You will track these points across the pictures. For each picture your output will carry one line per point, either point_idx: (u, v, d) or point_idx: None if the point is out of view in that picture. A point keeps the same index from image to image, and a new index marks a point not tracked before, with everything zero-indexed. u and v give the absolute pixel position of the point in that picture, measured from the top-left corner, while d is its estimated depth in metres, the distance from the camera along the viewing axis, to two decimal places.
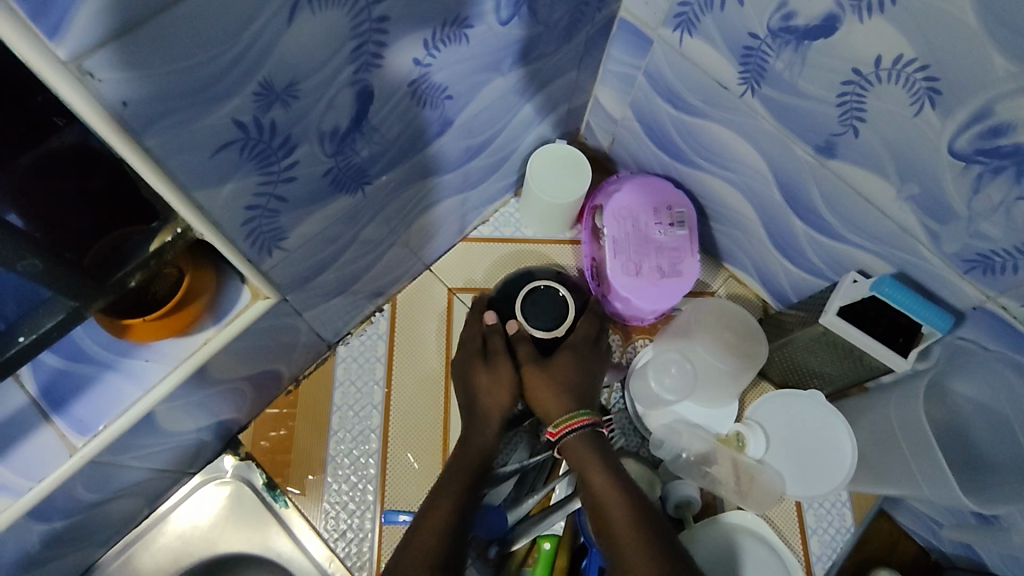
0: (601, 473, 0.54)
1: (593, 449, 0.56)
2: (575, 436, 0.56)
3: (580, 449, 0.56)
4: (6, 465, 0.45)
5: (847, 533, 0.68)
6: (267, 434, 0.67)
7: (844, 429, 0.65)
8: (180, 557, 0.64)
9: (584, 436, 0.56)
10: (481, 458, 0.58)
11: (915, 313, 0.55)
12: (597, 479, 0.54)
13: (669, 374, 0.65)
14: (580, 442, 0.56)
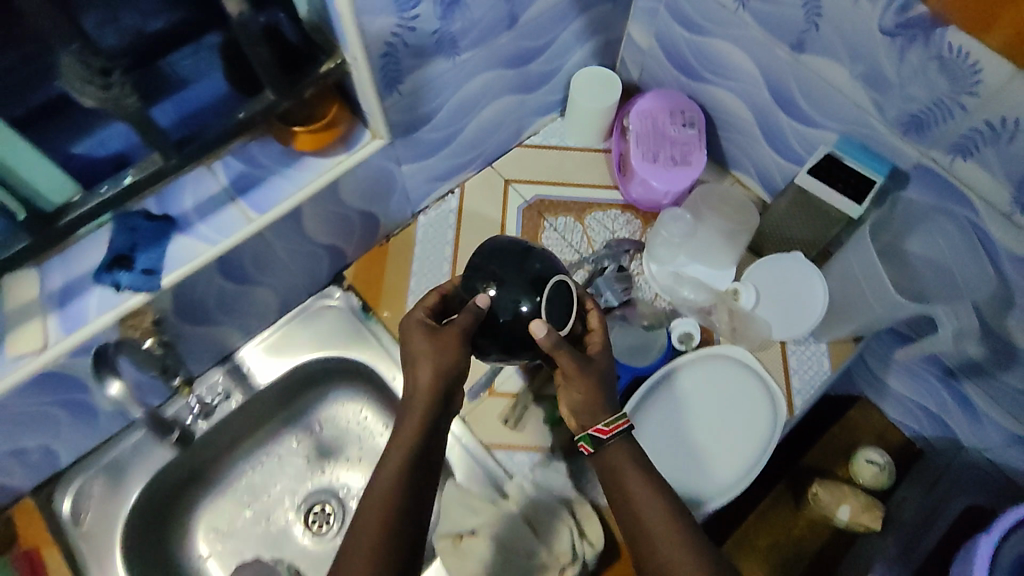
0: (638, 475, 0.56)
1: (630, 456, 0.57)
2: (616, 441, 0.57)
3: (620, 457, 0.57)
4: (207, 225, 0.66)
5: (823, 375, 0.83)
6: (364, 273, 0.88)
7: (818, 281, 0.80)
8: (297, 356, 0.85)
9: (625, 442, 0.58)
10: (437, 404, 0.55)
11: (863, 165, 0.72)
12: (633, 485, 0.56)
13: (672, 225, 0.84)
14: (616, 447, 0.57)
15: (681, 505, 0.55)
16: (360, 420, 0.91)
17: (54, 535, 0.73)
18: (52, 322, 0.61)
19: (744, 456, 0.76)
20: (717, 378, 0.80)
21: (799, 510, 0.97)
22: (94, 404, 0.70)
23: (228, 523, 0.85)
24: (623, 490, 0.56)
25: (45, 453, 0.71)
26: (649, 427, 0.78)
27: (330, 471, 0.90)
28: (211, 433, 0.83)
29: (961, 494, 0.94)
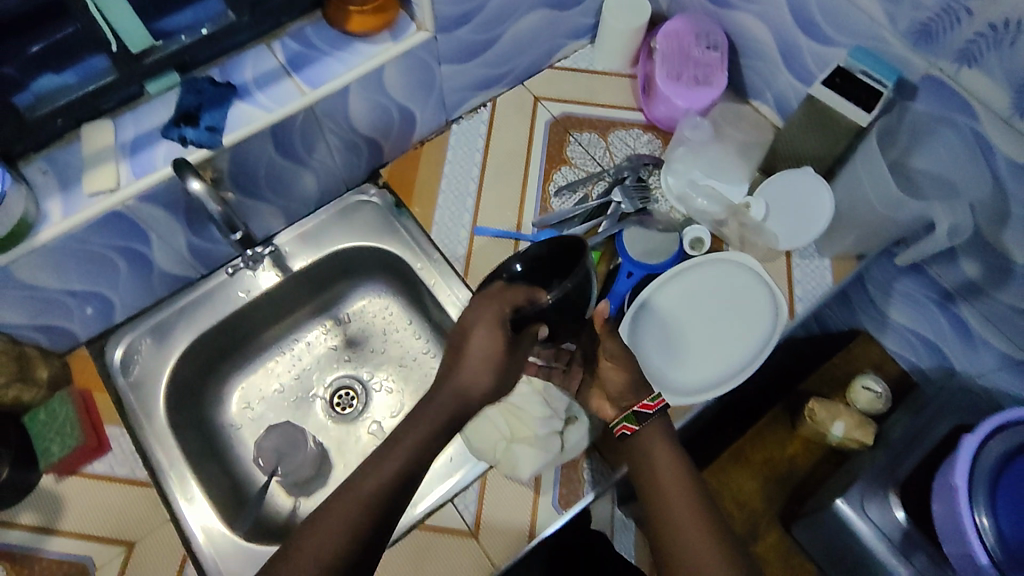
0: (664, 447, 0.66)
1: (665, 436, 0.67)
2: (655, 423, 0.67)
3: (655, 435, 0.67)
4: (265, 96, 0.72)
5: (824, 287, 0.88)
6: (398, 172, 0.93)
7: (825, 191, 0.85)
8: (334, 244, 0.90)
9: (662, 426, 0.68)
10: (441, 416, 0.61)
11: (873, 72, 0.77)
12: (659, 452, 0.65)
13: (690, 129, 0.91)
14: (654, 425, 0.67)
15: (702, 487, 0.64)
16: (386, 315, 0.97)
17: (105, 381, 0.80)
18: (123, 168, 0.68)
19: (736, 355, 0.81)
20: (717, 282, 0.85)
21: (794, 431, 1.00)
22: (150, 258, 0.77)
23: (259, 397, 0.92)
24: (649, 456, 0.66)
25: (103, 302, 0.78)
26: (652, 319, 0.83)
27: (355, 360, 0.96)
28: (251, 309, 0.88)
29: (947, 416, 0.89)
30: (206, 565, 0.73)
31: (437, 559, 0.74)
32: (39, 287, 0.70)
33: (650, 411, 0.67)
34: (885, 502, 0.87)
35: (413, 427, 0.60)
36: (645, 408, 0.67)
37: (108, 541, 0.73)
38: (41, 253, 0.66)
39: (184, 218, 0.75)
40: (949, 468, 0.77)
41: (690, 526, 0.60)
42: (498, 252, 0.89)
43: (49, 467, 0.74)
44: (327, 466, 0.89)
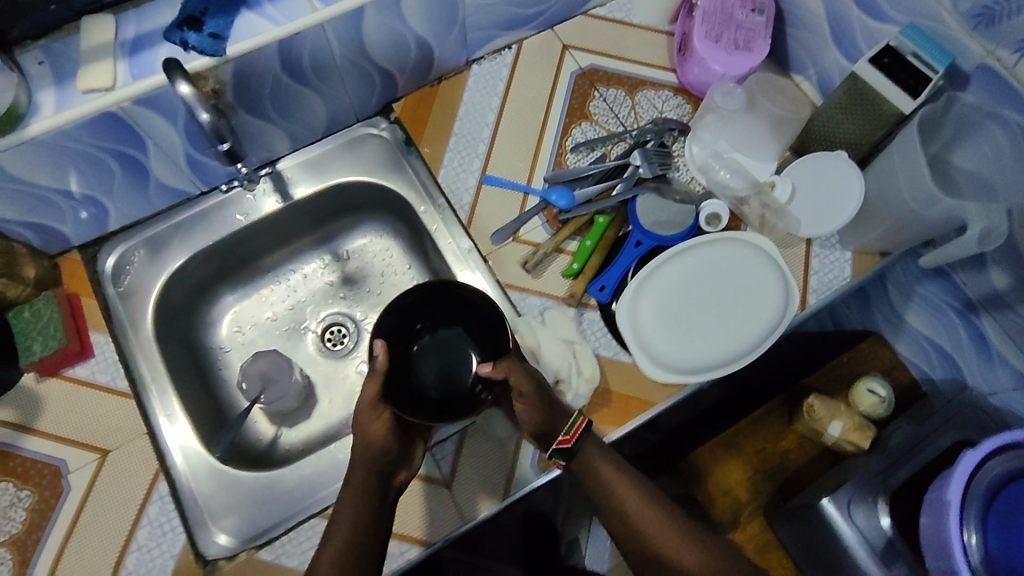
0: (608, 467, 0.65)
1: (597, 449, 0.66)
2: (583, 441, 0.66)
3: (588, 452, 0.66)
4: (276, 8, 0.68)
5: (842, 280, 0.83)
6: (411, 109, 0.89)
7: (857, 179, 0.79)
8: (339, 176, 0.87)
9: (588, 440, 0.66)
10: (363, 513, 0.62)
11: (926, 53, 0.71)
12: (609, 474, 0.65)
13: (724, 96, 0.85)
14: (587, 445, 0.66)
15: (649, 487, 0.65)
16: (385, 257, 0.95)
17: (94, 287, 0.79)
18: (121, 66, 0.65)
19: (740, 340, 0.78)
20: (720, 261, 0.81)
21: (791, 425, 0.97)
22: (147, 167, 0.75)
23: (249, 323, 0.92)
24: (595, 478, 0.65)
25: (97, 208, 0.77)
26: (656, 293, 0.80)
27: (350, 299, 0.94)
28: (249, 234, 0.87)
29: (954, 428, 0.85)
30: (178, 482, 0.73)
31: (419, 507, 0.73)
32: (30, 182, 0.68)
33: (569, 443, 0.65)
34: (872, 508, 0.84)
35: (336, 532, 0.62)
36: (562, 444, 0.65)
37: (83, 445, 0.73)
38: (30, 146, 0.64)
39: (183, 128, 0.72)
40: (943, 482, 0.74)
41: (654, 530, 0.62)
42: (505, 204, 0.85)
43: (27, 365, 0.74)
44: (312, 401, 0.89)
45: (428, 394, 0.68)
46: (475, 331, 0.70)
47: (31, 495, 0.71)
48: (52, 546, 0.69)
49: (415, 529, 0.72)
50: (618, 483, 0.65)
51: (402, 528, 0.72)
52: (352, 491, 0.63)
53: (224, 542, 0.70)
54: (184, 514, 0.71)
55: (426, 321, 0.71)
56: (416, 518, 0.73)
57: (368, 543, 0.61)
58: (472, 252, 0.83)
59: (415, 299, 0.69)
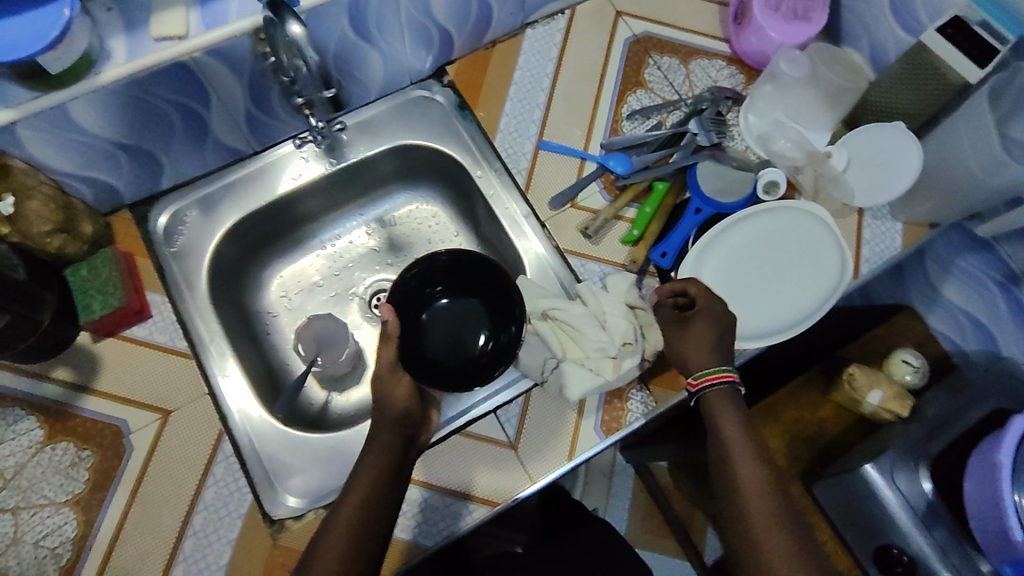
0: (728, 419, 0.64)
1: (725, 402, 0.65)
2: (716, 390, 0.65)
3: (716, 402, 0.65)
4: None
5: (893, 251, 0.84)
6: (466, 73, 0.88)
7: (915, 150, 0.81)
8: (392, 138, 0.86)
9: (724, 391, 0.65)
10: (383, 472, 0.60)
11: (998, 22, 0.71)
12: (727, 426, 0.63)
13: (787, 62, 0.86)
14: (716, 397, 0.65)
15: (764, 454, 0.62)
16: (432, 224, 0.94)
17: (147, 247, 0.78)
18: (192, 17, 0.64)
19: (797, 305, 0.79)
20: (783, 229, 0.82)
21: (827, 396, 0.98)
22: (206, 123, 0.73)
23: (296, 288, 0.90)
24: (715, 427, 0.64)
25: (151, 164, 0.75)
26: (716, 258, 0.80)
27: (397, 265, 0.94)
28: (300, 197, 0.85)
29: (992, 396, 0.83)
30: (240, 441, 0.72)
31: (468, 463, 0.74)
32: (93, 134, 0.66)
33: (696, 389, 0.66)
34: (915, 474, 0.83)
35: (353, 490, 0.59)
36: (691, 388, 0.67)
37: (144, 406, 0.72)
38: (99, 96, 0.62)
39: (247, 83, 0.70)
40: (994, 445, 0.75)
41: (751, 505, 0.58)
42: (562, 169, 0.85)
43: (87, 323, 0.71)
44: (362, 366, 0.88)
45: (441, 358, 0.72)
46: (490, 303, 0.74)
47: (92, 456, 0.70)
48: (116, 507, 0.68)
49: (449, 482, 0.73)
50: (731, 435, 0.62)
51: (422, 474, 0.73)
52: (378, 445, 0.62)
53: (292, 503, 0.71)
54: (250, 475, 0.71)
55: (443, 287, 0.75)
56: (455, 472, 0.73)
57: (385, 505, 0.59)
58: (529, 216, 0.83)
59: (436, 265, 0.72)
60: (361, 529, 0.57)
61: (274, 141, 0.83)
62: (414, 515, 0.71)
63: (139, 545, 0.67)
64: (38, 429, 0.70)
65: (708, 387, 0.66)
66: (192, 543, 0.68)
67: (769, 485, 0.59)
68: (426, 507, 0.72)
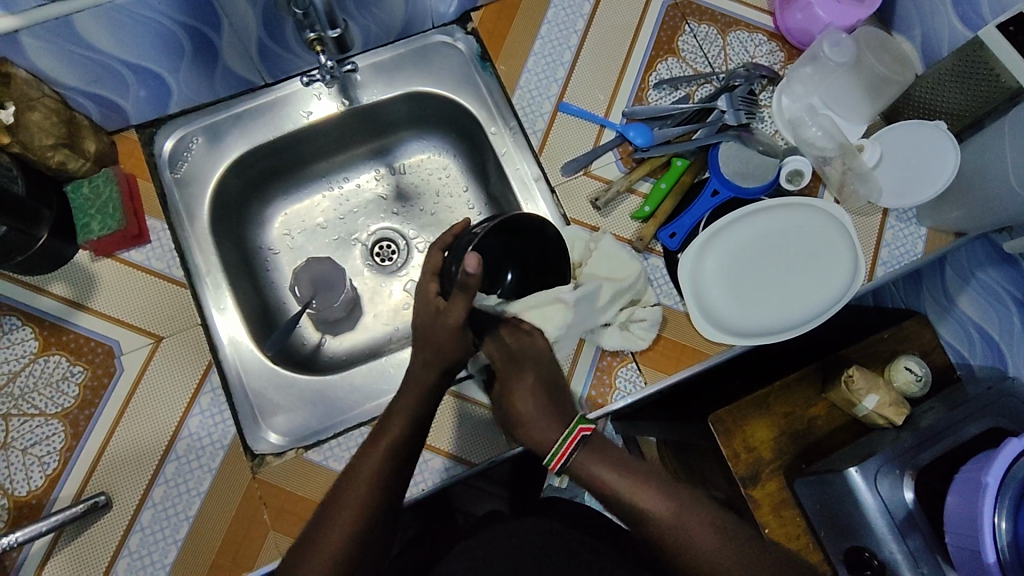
0: (611, 471, 0.55)
1: (597, 456, 0.56)
2: (580, 450, 0.56)
3: (590, 460, 0.56)
4: None
5: (913, 257, 0.81)
6: (491, 21, 0.84)
7: (953, 155, 0.77)
8: (407, 84, 0.83)
9: (582, 450, 0.56)
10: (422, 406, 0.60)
11: None
12: (610, 479, 0.55)
13: (835, 45, 0.80)
14: (582, 457, 0.56)
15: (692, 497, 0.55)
16: (442, 176, 0.92)
17: (151, 169, 0.78)
18: None
19: (802, 306, 0.77)
20: (794, 229, 0.79)
21: (822, 394, 0.89)
22: (217, 48, 0.71)
23: (299, 228, 0.89)
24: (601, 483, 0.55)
25: (158, 86, 0.74)
26: (722, 249, 0.78)
27: (402, 215, 0.92)
28: (309, 134, 0.83)
29: (986, 414, 0.78)
30: (228, 372, 0.73)
31: (453, 423, 0.75)
32: (100, 50, 0.65)
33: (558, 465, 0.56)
34: (898, 480, 0.76)
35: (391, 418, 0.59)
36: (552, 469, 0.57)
37: (139, 329, 0.72)
38: (106, 10, 0.60)
39: (260, 11, 0.68)
40: (983, 465, 0.69)
41: (694, 539, 0.52)
42: (579, 135, 0.82)
43: (85, 242, 0.72)
44: (357, 312, 0.87)
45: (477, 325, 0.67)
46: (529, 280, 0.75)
47: (84, 372, 0.71)
48: (103, 426, 0.69)
49: (450, 445, 0.74)
50: (620, 485, 0.55)
51: (436, 441, 0.74)
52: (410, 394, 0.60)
53: (274, 440, 0.72)
54: (236, 409, 0.72)
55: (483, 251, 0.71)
56: (460, 439, 0.74)
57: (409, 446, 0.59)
58: (539, 180, 0.81)
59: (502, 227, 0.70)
60: (376, 460, 0.56)
61: (287, 75, 0.81)
62: (427, 476, 0.73)
63: (123, 464, 0.69)
64: (33, 340, 0.71)
65: (576, 448, 0.56)
66: (175, 467, 0.69)
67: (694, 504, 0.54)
68: (441, 475, 0.73)
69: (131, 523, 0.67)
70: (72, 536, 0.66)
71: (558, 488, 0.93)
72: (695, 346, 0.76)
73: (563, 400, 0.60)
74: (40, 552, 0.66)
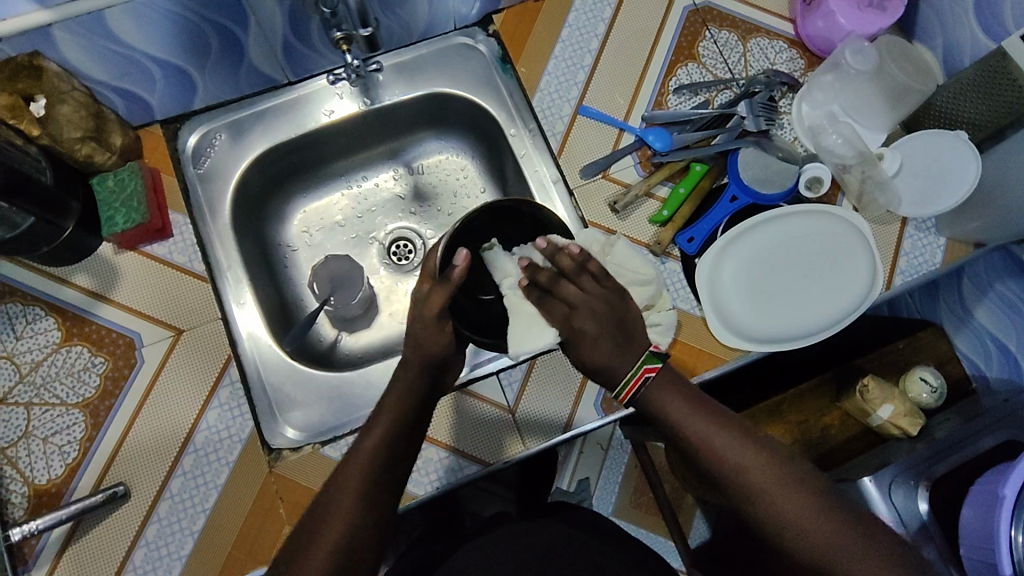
0: (680, 406, 0.57)
1: (668, 389, 0.57)
2: (651, 383, 0.57)
3: (658, 393, 0.57)
4: None
5: (932, 266, 0.80)
6: (513, 24, 0.85)
7: (974, 167, 0.77)
8: (428, 85, 0.84)
9: (652, 384, 0.57)
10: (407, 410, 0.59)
11: None
12: (679, 413, 0.56)
13: (856, 55, 0.81)
14: (650, 392, 0.57)
15: (757, 435, 0.56)
16: (460, 177, 0.92)
17: (174, 165, 0.79)
18: None
19: (829, 303, 0.77)
20: (821, 227, 0.79)
21: (837, 403, 0.88)
22: (244, 46, 0.72)
23: (317, 225, 0.90)
24: (667, 416, 0.56)
25: (185, 82, 0.75)
26: (740, 254, 0.78)
27: (419, 214, 0.92)
28: (331, 132, 0.84)
29: (1003, 427, 0.77)
30: (245, 366, 0.74)
31: (455, 419, 0.75)
32: (130, 46, 0.66)
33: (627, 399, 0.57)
34: (912, 491, 0.75)
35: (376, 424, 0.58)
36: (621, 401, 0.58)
37: (159, 323, 0.73)
38: (137, 6, 0.61)
39: (288, 10, 0.69)
40: (1000, 477, 0.68)
41: (755, 474, 0.54)
42: (598, 138, 0.82)
43: (109, 234, 0.73)
44: (373, 310, 0.88)
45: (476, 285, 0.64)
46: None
47: (104, 364, 0.72)
48: (124, 414, 0.70)
49: (450, 438, 0.74)
50: (686, 419, 0.56)
51: (435, 434, 0.74)
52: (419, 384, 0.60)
53: (290, 435, 0.72)
54: (253, 404, 0.72)
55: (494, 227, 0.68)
56: (463, 435, 0.75)
57: (410, 443, 0.58)
58: (558, 182, 0.81)
59: (487, 211, 0.66)
60: (373, 485, 0.55)
61: (310, 73, 0.82)
62: (434, 473, 0.73)
63: (142, 452, 0.69)
64: (55, 331, 0.72)
65: (646, 384, 0.57)
66: (192, 460, 0.69)
67: (760, 442, 0.56)
68: (449, 471, 0.74)
69: (147, 515, 0.68)
70: (89, 526, 0.67)
71: (567, 492, 0.85)
72: (710, 352, 0.76)
73: (634, 334, 0.59)
74: (58, 540, 0.67)
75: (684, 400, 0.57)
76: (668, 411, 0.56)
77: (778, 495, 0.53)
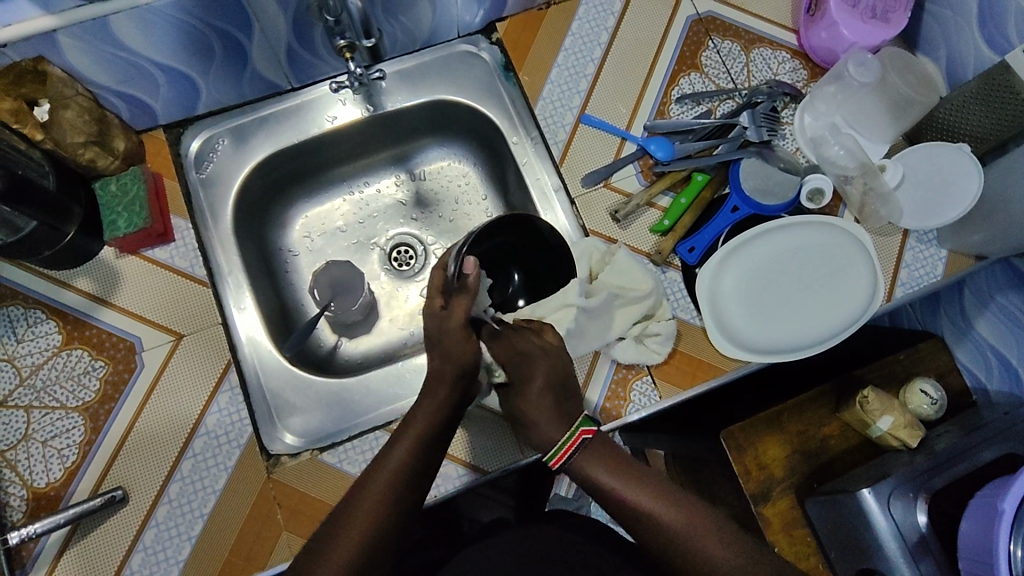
0: (609, 472, 0.57)
1: (595, 455, 0.58)
2: (581, 448, 0.58)
3: (586, 459, 0.58)
4: None
5: (933, 279, 0.80)
6: (516, 32, 0.85)
7: (976, 180, 0.77)
8: (431, 91, 0.84)
9: (582, 450, 0.58)
10: (436, 421, 0.59)
11: None
12: (608, 478, 0.57)
13: (860, 66, 0.80)
14: (581, 457, 0.58)
15: (688, 495, 0.57)
16: (462, 184, 0.93)
17: (177, 169, 0.79)
18: None
19: (827, 320, 0.77)
20: (820, 243, 0.79)
21: (836, 413, 0.88)
22: (248, 53, 0.73)
23: (319, 230, 0.90)
24: (597, 481, 0.57)
25: (188, 88, 0.75)
26: (740, 267, 0.78)
27: (420, 220, 0.92)
28: (334, 138, 0.84)
29: (1003, 440, 0.77)
30: (245, 371, 0.74)
31: (469, 434, 0.76)
32: (135, 52, 0.66)
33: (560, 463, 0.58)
34: (912, 503, 0.74)
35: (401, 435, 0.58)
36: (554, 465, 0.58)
37: (160, 326, 0.73)
38: (143, 12, 0.62)
39: (292, 17, 0.69)
40: (1000, 490, 0.68)
41: (687, 535, 0.54)
42: (600, 147, 0.82)
43: (112, 239, 0.73)
44: (374, 316, 0.88)
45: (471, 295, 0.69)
46: (536, 274, 0.79)
47: (105, 367, 0.72)
48: (124, 418, 0.70)
49: (466, 453, 0.76)
50: (616, 484, 0.56)
51: (453, 450, 0.76)
52: (435, 398, 0.60)
53: (289, 440, 0.72)
54: (253, 409, 0.73)
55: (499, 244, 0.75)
56: (477, 449, 0.76)
57: (409, 452, 0.58)
58: (559, 191, 0.81)
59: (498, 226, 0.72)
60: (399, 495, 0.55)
61: (313, 79, 0.83)
62: (447, 486, 0.75)
63: (141, 457, 0.69)
64: (56, 334, 0.72)
65: (577, 448, 0.58)
66: (192, 464, 0.69)
67: (692, 501, 0.56)
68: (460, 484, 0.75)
69: (145, 518, 0.68)
70: (86, 530, 0.67)
71: (565, 498, 0.90)
72: (710, 361, 0.76)
73: (573, 398, 0.61)
74: (57, 543, 0.67)
75: (615, 476, 0.57)
76: (598, 477, 0.57)
77: (713, 556, 0.53)
